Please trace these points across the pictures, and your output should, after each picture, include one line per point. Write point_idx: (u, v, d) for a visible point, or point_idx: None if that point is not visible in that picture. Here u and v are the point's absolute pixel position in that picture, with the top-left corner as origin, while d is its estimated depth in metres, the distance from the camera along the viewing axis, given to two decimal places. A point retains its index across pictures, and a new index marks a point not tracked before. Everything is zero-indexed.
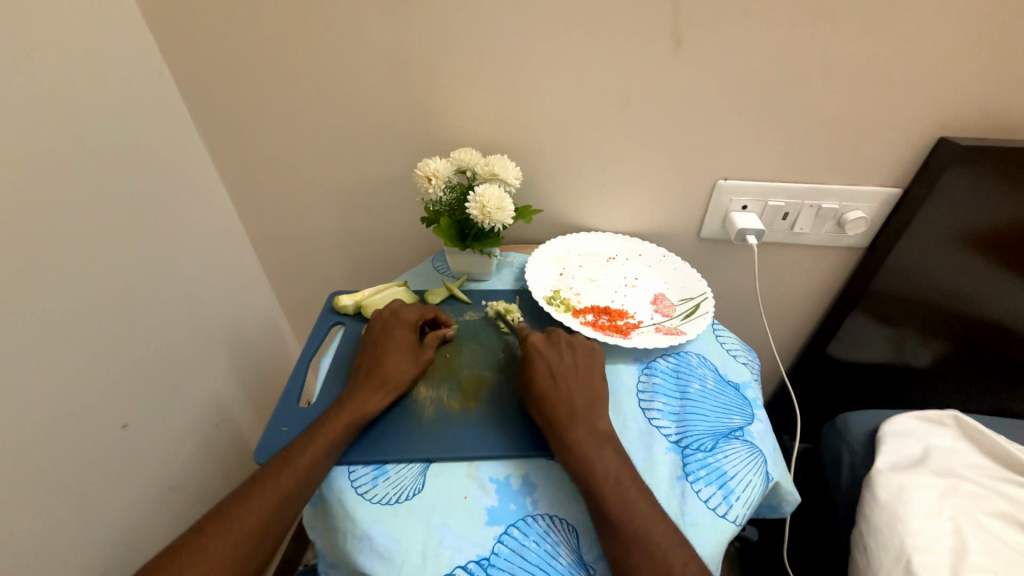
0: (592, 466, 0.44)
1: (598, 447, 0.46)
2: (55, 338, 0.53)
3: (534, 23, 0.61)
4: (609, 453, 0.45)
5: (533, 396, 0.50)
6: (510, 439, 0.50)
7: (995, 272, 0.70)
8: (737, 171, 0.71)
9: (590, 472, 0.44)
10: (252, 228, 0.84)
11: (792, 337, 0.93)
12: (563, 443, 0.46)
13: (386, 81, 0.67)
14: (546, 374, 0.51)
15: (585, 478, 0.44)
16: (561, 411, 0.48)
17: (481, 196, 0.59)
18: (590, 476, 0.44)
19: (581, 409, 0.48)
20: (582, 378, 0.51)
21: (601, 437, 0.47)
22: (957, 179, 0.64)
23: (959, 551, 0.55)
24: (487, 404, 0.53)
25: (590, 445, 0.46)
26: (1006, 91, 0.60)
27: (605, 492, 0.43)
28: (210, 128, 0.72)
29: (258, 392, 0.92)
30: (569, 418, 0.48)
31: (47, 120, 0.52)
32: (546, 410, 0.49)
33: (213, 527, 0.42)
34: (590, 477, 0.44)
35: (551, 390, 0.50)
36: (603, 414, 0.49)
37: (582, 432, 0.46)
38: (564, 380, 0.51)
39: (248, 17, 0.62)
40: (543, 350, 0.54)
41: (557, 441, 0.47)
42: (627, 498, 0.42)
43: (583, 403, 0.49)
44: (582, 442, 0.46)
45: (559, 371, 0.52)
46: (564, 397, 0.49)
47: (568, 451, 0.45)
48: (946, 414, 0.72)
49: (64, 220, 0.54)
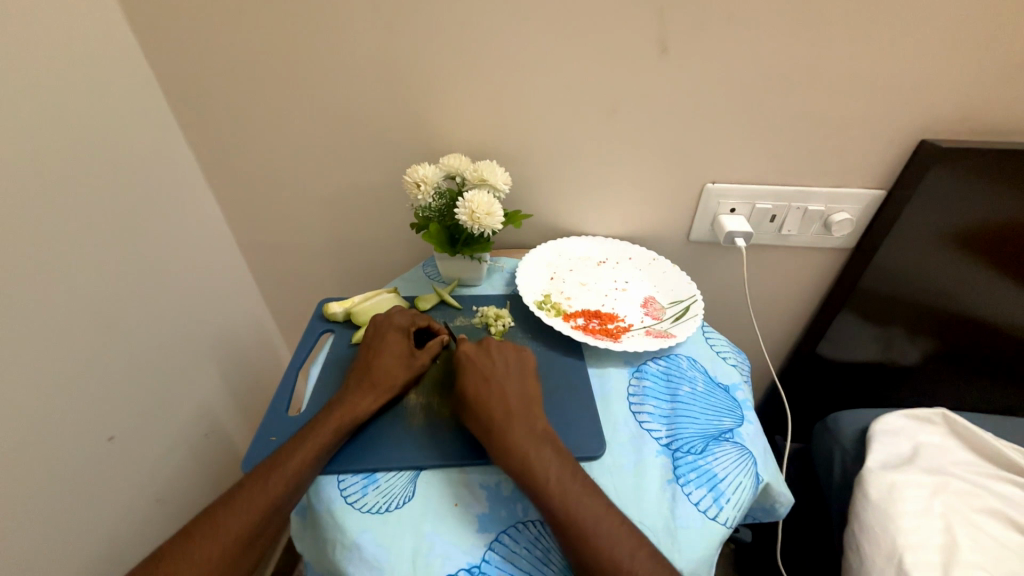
0: (532, 466, 0.43)
1: (537, 446, 0.45)
2: (39, 350, 0.52)
3: (523, 29, 0.62)
4: (547, 452, 0.44)
5: (466, 400, 0.49)
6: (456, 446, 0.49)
7: (978, 271, 0.72)
8: (724, 174, 0.72)
9: (532, 473, 0.43)
10: (241, 235, 0.84)
11: (783, 338, 0.94)
12: (502, 446, 0.45)
13: (376, 88, 0.67)
14: (478, 378, 0.50)
15: (529, 481, 0.43)
16: (497, 412, 0.47)
17: (470, 201, 0.59)
18: (533, 476, 0.43)
19: (515, 409, 0.48)
20: (517, 381, 0.51)
21: (539, 436, 0.46)
22: (939, 180, 0.65)
23: (949, 549, 0.56)
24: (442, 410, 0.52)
25: (528, 446, 0.45)
26: (985, 94, 0.62)
27: (551, 492, 0.42)
28: (198, 135, 0.72)
29: (248, 402, 0.91)
30: (505, 419, 0.46)
31: (29, 130, 0.51)
32: (481, 412, 0.47)
33: (199, 533, 0.41)
34: (533, 478, 0.43)
35: (483, 394, 0.48)
36: (540, 414, 0.48)
37: (520, 431, 0.46)
38: (497, 380, 0.50)
39: (235, 25, 0.62)
40: (474, 357, 0.52)
41: (494, 443, 0.45)
42: (572, 496, 0.42)
43: (518, 404, 0.48)
44: (520, 442, 0.45)
45: (491, 373, 0.51)
46: (497, 398, 0.48)
47: (507, 454, 0.44)
48: (935, 412, 0.72)
49: (48, 231, 0.53)
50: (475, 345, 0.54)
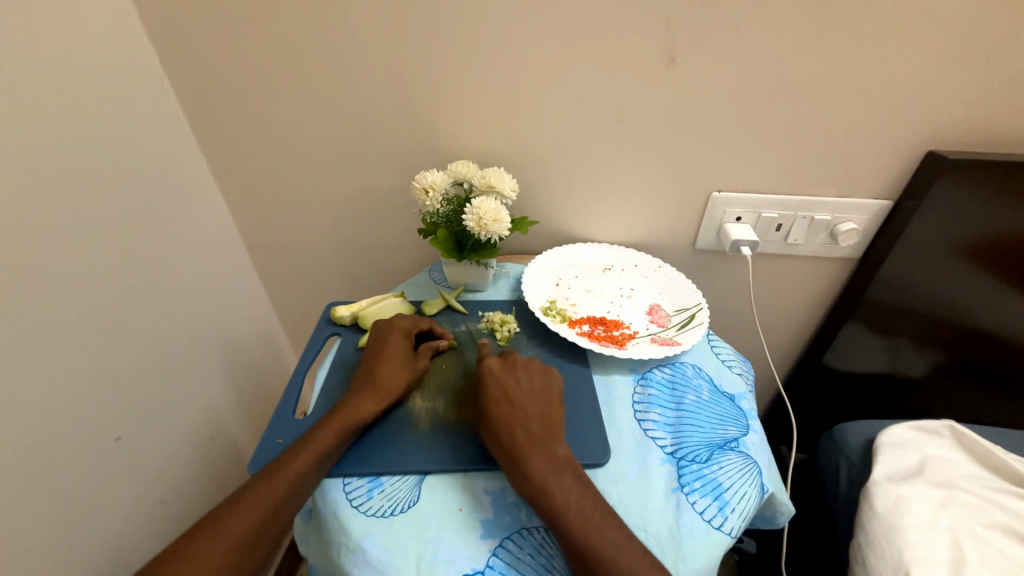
0: (553, 493, 0.43)
1: (558, 473, 0.45)
2: (49, 348, 0.53)
3: (530, 38, 0.62)
4: (569, 479, 0.44)
5: (489, 421, 0.49)
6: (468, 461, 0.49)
7: (986, 282, 0.71)
8: (730, 183, 0.72)
9: (551, 500, 0.43)
10: (251, 238, 0.85)
11: (788, 347, 0.93)
12: (522, 470, 0.45)
13: (385, 94, 0.68)
14: (502, 399, 0.50)
15: (548, 508, 0.43)
16: (520, 435, 0.47)
17: (478, 207, 0.59)
18: (551, 504, 0.43)
19: (537, 434, 0.47)
20: (540, 404, 0.50)
21: (560, 463, 0.46)
22: (946, 191, 0.65)
23: (957, 564, 0.55)
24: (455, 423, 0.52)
25: (548, 472, 0.44)
26: (991, 105, 0.62)
27: (570, 522, 0.42)
28: (210, 139, 0.73)
29: (254, 403, 0.91)
30: (527, 444, 0.46)
31: (44, 134, 0.52)
32: (504, 434, 0.47)
33: (204, 534, 0.42)
34: (551, 505, 0.43)
35: (506, 416, 0.48)
36: (561, 440, 0.48)
37: (541, 457, 0.45)
38: (520, 403, 0.50)
39: (248, 32, 0.64)
40: (501, 374, 0.52)
41: (513, 469, 0.45)
42: (589, 525, 0.41)
43: (539, 428, 0.48)
44: (541, 468, 0.45)
45: (515, 394, 0.51)
46: (519, 421, 0.48)
47: (528, 479, 0.44)
48: (942, 424, 0.72)
49: (59, 231, 0.54)
50: (501, 361, 0.54)
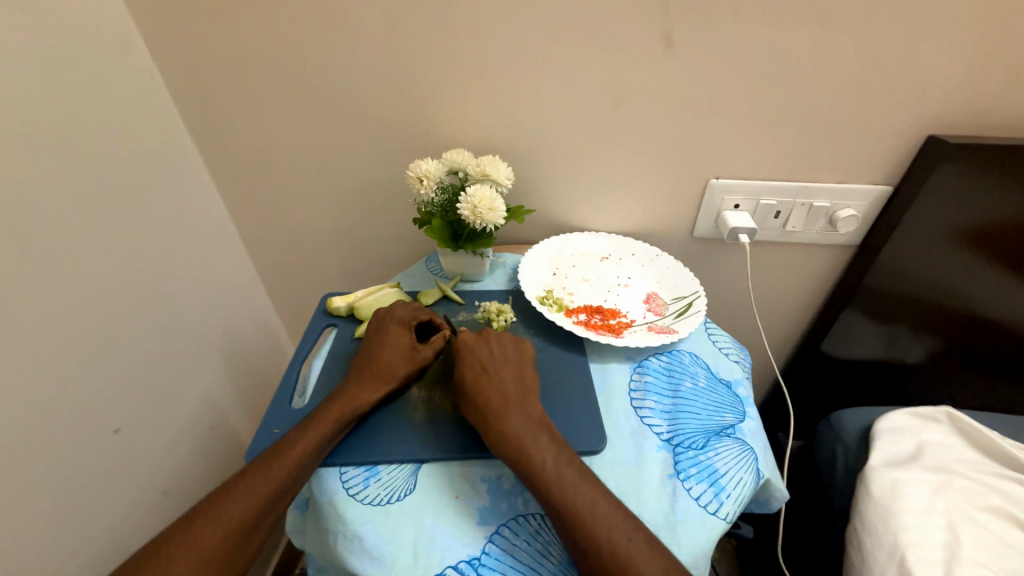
0: (529, 451, 0.44)
1: (534, 432, 0.46)
2: (45, 342, 0.52)
3: (526, 23, 0.61)
4: (543, 438, 0.45)
5: (463, 387, 0.50)
6: (460, 444, 0.49)
7: (985, 268, 0.71)
8: (729, 170, 0.71)
9: (528, 459, 0.44)
10: (246, 230, 0.84)
11: (787, 335, 0.93)
12: (499, 430, 0.46)
13: (379, 82, 0.67)
14: (475, 367, 0.51)
15: (524, 466, 0.44)
16: (494, 398, 0.48)
17: (473, 196, 0.59)
18: (529, 462, 0.44)
19: (512, 397, 0.48)
20: (514, 369, 0.52)
21: (535, 423, 0.47)
22: (947, 176, 0.64)
23: (952, 547, 0.56)
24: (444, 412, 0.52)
25: (525, 433, 0.46)
26: (994, 88, 0.61)
27: (548, 480, 0.42)
28: (202, 129, 0.72)
29: (252, 395, 0.92)
30: (502, 408, 0.47)
31: (33, 124, 0.51)
32: (478, 398, 0.48)
33: (201, 519, 0.42)
34: (528, 464, 0.43)
35: (481, 382, 0.49)
36: (536, 402, 0.49)
37: (517, 417, 0.47)
38: (494, 369, 0.51)
39: (239, 20, 0.62)
40: (472, 345, 0.53)
41: (489, 430, 0.46)
42: (567, 482, 0.42)
43: (514, 391, 0.49)
44: (517, 428, 0.46)
45: (489, 362, 0.52)
46: (494, 384, 0.49)
47: (504, 438, 0.45)
48: (940, 410, 0.71)
49: (52, 225, 0.53)
50: (473, 334, 0.55)
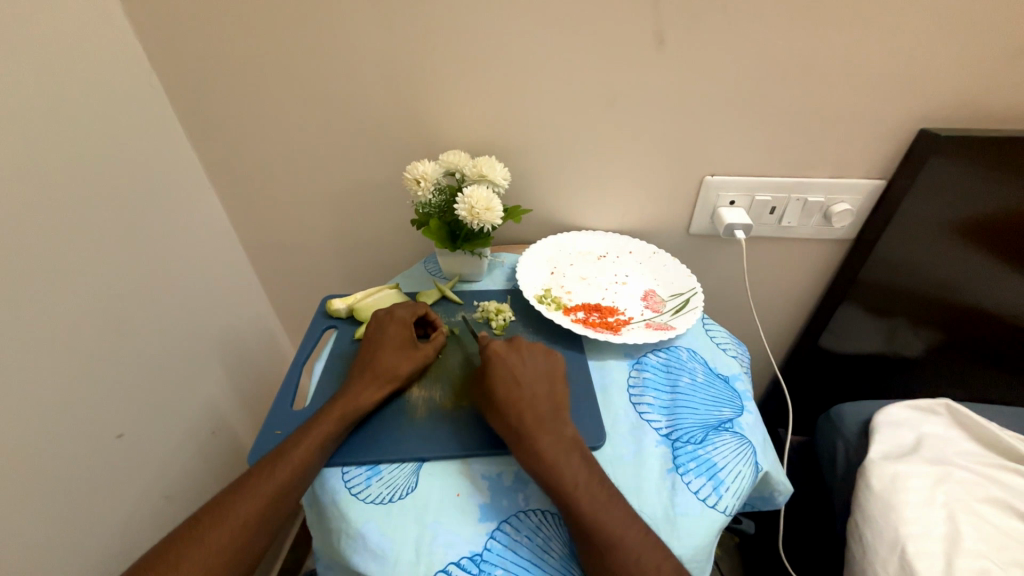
0: (561, 473, 0.44)
1: (566, 453, 0.45)
2: (47, 348, 0.53)
3: (519, 25, 0.62)
4: (576, 459, 0.45)
5: (498, 403, 0.49)
6: (481, 441, 0.50)
7: (980, 260, 0.71)
8: (723, 167, 0.72)
9: (559, 476, 0.44)
10: (245, 235, 0.85)
11: (785, 330, 0.93)
12: (532, 450, 0.45)
13: (375, 86, 0.68)
14: (508, 381, 0.50)
15: (556, 487, 0.43)
16: (528, 416, 0.47)
17: (470, 197, 0.59)
18: (561, 482, 0.43)
19: (544, 415, 0.48)
20: (545, 384, 0.51)
21: (567, 442, 0.46)
22: (939, 170, 0.65)
23: (952, 539, 0.56)
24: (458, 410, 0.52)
25: (557, 449, 0.45)
26: (983, 82, 0.61)
27: (577, 497, 0.43)
28: (200, 135, 0.73)
29: (254, 398, 0.92)
30: (535, 423, 0.47)
31: (33, 131, 0.52)
32: (511, 416, 0.48)
33: (209, 519, 0.42)
34: (559, 480, 0.44)
35: (515, 398, 0.48)
36: (567, 419, 0.49)
37: (550, 437, 0.46)
38: (527, 385, 0.50)
39: (235, 26, 0.63)
40: (504, 357, 0.52)
41: (523, 449, 0.46)
42: (597, 502, 0.43)
43: (546, 409, 0.49)
44: (550, 448, 0.45)
45: (521, 373, 0.51)
46: (528, 402, 0.48)
47: (537, 458, 0.45)
48: (938, 402, 0.72)
49: (53, 231, 0.54)
50: (503, 343, 0.54)
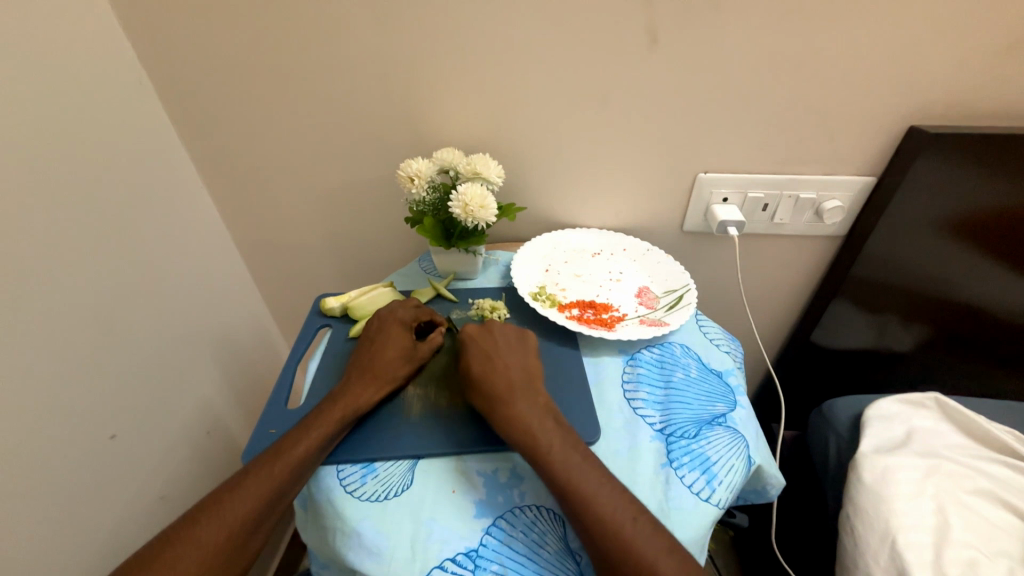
0: (537, 438, 0.45)
1: (540, 419, 0.46)
2: (40, 349, 0.53)
3: (513, 22, 0.62)
4: (550, 423, 0.46)
5: (472, 378, 0.50)
6: (473, 436, 0.50)
7: (968, 256, 0.72)
8: (716, 164, 0.72)
9: (536, 442, 0.44)
10: (239, 234, 0.84)
11: (778, 326, 0.94)
12: (507, 418, 0.46)
13: (369, 83, 0.67)
14: (481, 356, 0.52)
15: (533, 451, 0.44)
16: (501, 385, 0.49)
17: (464, 194, 0.59)
18: (536, 446, 0.44)
19: (517, 384, 0.49)
20: (518, 359, 0.52)
21: (540, 409, 0.47)
22: (929, 165, 0.65)
23: (941, 530, 0.57)
24: (448, 405, 0.53)
25: (532, 417, 0.46)
26: (971, 80, 0.62)
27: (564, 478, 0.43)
28: (192, 133, 0.72)
29: (248, 399, 0.92)
30: (508, 394, 0.48)
31: (21, 130, 0.51)
32: (486, 386, 0.49)
33: (205, 517, 0.42)
34: (536, 447, 0.44)
35: (488, 371, 0.50)
36: (541, 390, 0.50)
37: (523, 404, 0.47)
38: (500, 358, 0.51)
39: (226, 23, 0.63)
40: (477, 337, 0.54)
41: (498, 418, 0.47)
42: (574, 465, 0.43)
43: (520, 379, 0.50)
44: (523, 415, 0.46)
45: (494, 351, 0.52)
46: (501, 373, 0.50)
47: (512, 425, 0.46)
48: (928, 396, 0.73)
49: (44, 231, 0.53)
50: (477, 325, 0.56)
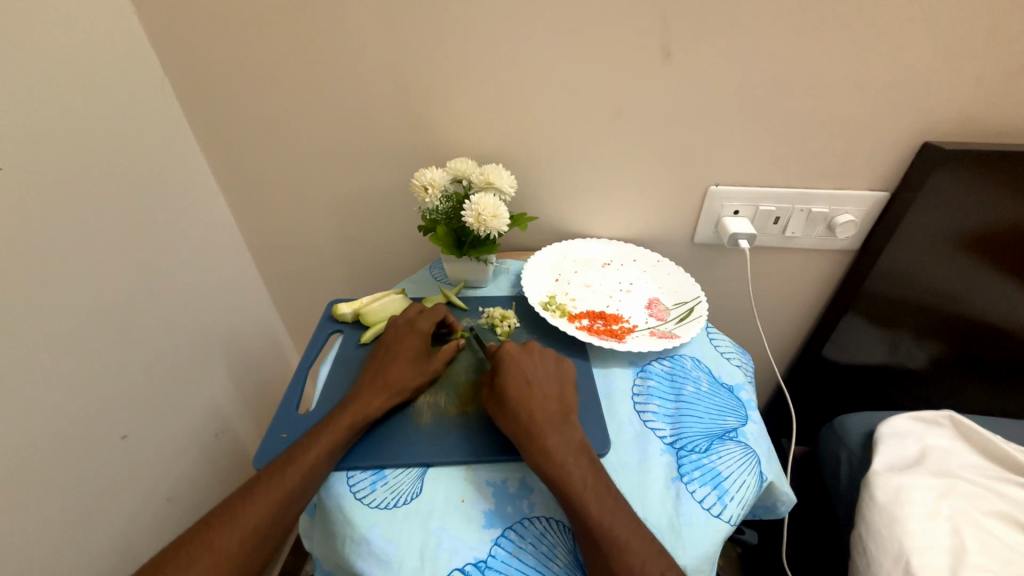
0: (569, 474, 0.44)
1: (574, 455, 0.46)
2: (57, 347, 0.54)
3: (526, 35, 0.63)
4: (584, 462, 0.46)
5: (509, 402, 0.50)
6: (485, 446, 0.50)
7: (982, 273, 0.72)
8: (727, 177, 0.72)
9: (568, 478, 0.44)
10: (252, 238, 0.85)
11: (788, 340, 0.93)
12: (540, 450, 0.46)
13: (384, 93, 0.69)
14: (519, 379, 0.51)
15: (563, 488, 0.44)
16: (538, 415, 0.48)
17: (477, 204, 0.60)
18: (568, 482, 0.44)
19: (553, 416, 0.49)
20: (556, 389, 0.52)
21: (573, 445, 0.47)
22: (942, 182, 0.65)
23: (957, 552, 0.55)
24: (472, 416, 0.53)
25: (565, 453, 0.46)
26: (983, 96, 0.62)
27: (584, 498, 0.43)
28: (211, 139, 0.74)
29: (256, 402, 0.92)
30: (544, 425, 0.48)
31: (44, 134, 0.53)
32: (521, 414, 0.49)
33: (217, 524, 0.42)
34: (568, 483, 0.44)
35: (525, 396, 0.50)
36: (575, 423, 0.50)
37: (557, 437, 0.47)
38: (538, 385, 0.51)
39: (247, 35, 0.64)
40: (518, 357, 0.54)
41: (531, 449, 0.46)
42: (605, 507, 0.43)
43: (556, 411, 0.50)
44: (556, 449, 0.46)
45: (532, 376, 0.52)
46: (539, 403, 0.50)
47: (546, 459, 0.45)
48: (942, 414, 0.72)
49: (63, 232, 0.55)
50: (519, 346, 0.56)
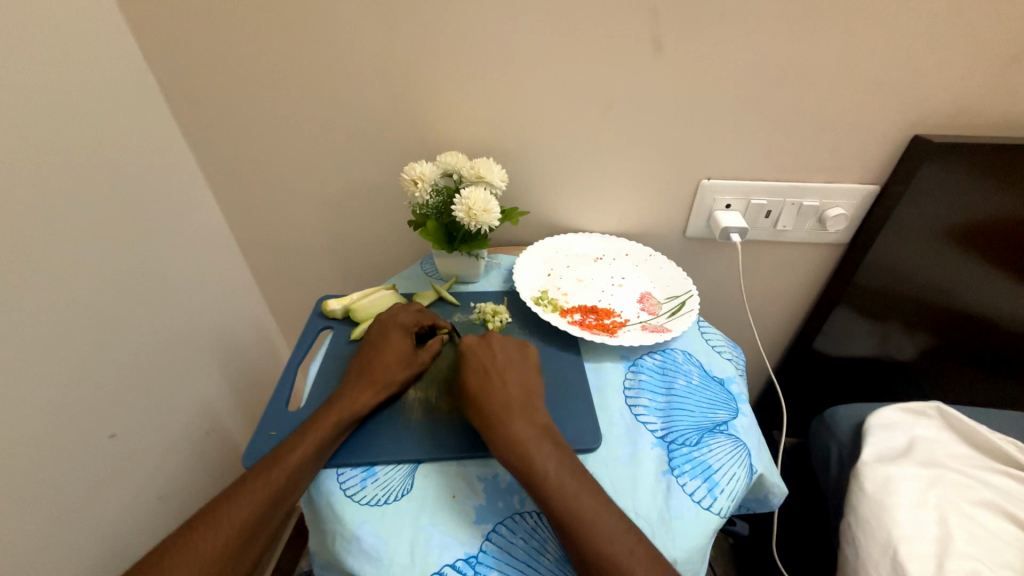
0: (533, 462, 0.44)
1: (539, 442, 0.46)
2: (43, 347, 0.53)
3: (518, 27, 0.62)
4: (547, 448, 0.45)
5: (469, 394, 0.50)
6: (459, 438, 0.50)
7: (969, 266, 0.72)
8: (719, 171, 0.72)
9: (530, 465, 0.44)
10: (241, 234, 0.84)
11: (780, 333, 0.94)
12: (500, 438, 0.46)
13: (374, 87, 0.68)
14: (478, 369, 0.52)
15: (526, 476, 0.44)
16: (499, 404, 0.48)
17: (467, 198, 0.59)
18: (531, 469, 0.44)
19: (515, 403, 0.49)
20: (517, 375, 0.52)
21: (538, 432, 0.47)
22: (932, 175, 0.65)
23: (944, 541, 0.56)
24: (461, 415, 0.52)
25: (530, 441, 0.46)
26: (974, 90, 0.62)
27: (547, 485, 0.43)
28: (198, 133, 0.73)
29: (248, 399, 0.91)
30: (504, 412, 0.48)
31: (27, 130, 0.51)
32: (482, 404, 0.49)
33: (202, 526, 0.42)
34: (531, 471, 0.44)
35: (483, 385, 0.50)
36: (540, 407, 0.49)
37: (521, 425, 0.47)
38: (499, 374, 0.51)
39: (234, 26, 0.63)
40: (475, 348, 0.54)
41: (493, 438, 0.46)
42: (572, 493, 0.42)
43: (518, 397, 0.49)
44: (518, 436, 0.46)
45: (492, 365, 0.52)
46: (498, 391, 0.49)
47: (507, 447, 0.45)
48: (931, 406, 0.72)
49: (48, 230, 0.54)
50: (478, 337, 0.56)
